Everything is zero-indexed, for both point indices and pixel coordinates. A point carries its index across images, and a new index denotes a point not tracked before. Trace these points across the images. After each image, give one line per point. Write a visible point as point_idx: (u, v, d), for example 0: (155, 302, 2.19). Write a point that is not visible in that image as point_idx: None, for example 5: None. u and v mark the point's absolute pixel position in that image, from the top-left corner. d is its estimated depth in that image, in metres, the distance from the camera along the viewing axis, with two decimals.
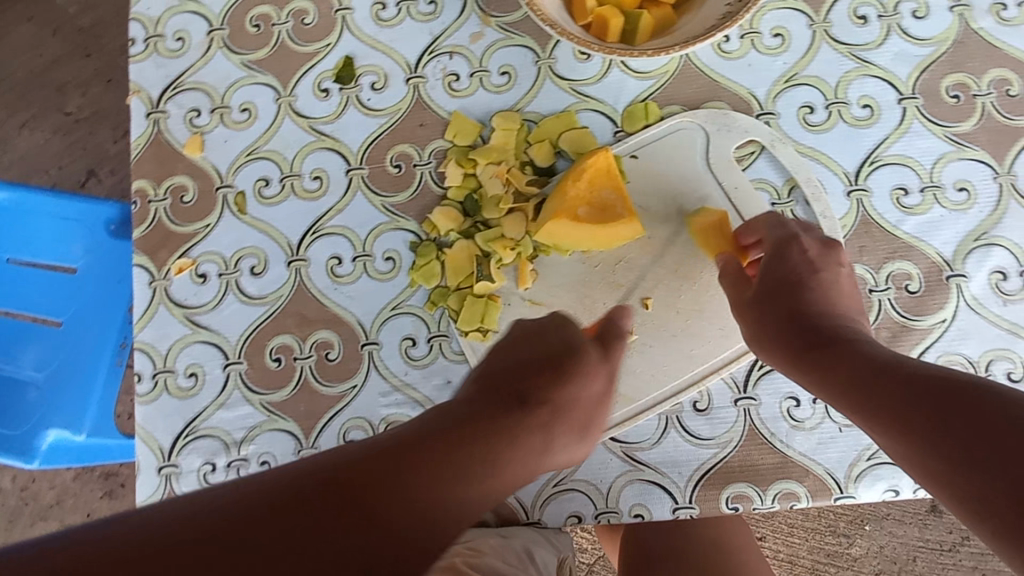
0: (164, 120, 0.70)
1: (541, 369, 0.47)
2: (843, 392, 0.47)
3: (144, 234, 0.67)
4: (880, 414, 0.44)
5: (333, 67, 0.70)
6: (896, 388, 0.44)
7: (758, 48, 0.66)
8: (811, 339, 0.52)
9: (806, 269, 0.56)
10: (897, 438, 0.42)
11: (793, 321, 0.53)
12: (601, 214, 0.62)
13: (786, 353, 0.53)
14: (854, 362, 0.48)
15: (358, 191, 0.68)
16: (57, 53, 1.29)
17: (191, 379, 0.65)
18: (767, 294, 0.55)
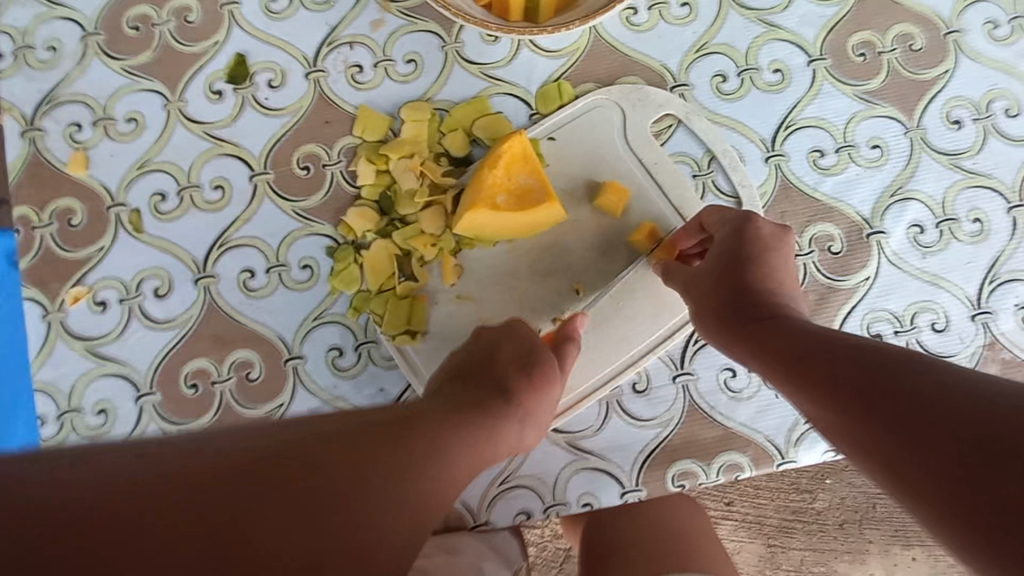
0: (42, 138, 0.63)
1: (492, 388, 0.45)
2: (777, 369, 0.45)
3: (31, 265, 0.62)
4: (819, 390, 0.41)
5: (225, 67, 0.65)
6: (835, 363, 0.40)
7: (667, 18, 0.64)
8: (749, 314, 0.49)
9: (756, 247, 0.52)
10: (840, 416, 0.39)
11: (732, 297, 0.50)
12: (520, 201, 0.60)
13: (723, 329, 0.50)
14: (789, 336, 0.45)
15: (265, 198, 0.64)
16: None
17: (101, 417, 0.60)
18: (715, 273, 0.52)
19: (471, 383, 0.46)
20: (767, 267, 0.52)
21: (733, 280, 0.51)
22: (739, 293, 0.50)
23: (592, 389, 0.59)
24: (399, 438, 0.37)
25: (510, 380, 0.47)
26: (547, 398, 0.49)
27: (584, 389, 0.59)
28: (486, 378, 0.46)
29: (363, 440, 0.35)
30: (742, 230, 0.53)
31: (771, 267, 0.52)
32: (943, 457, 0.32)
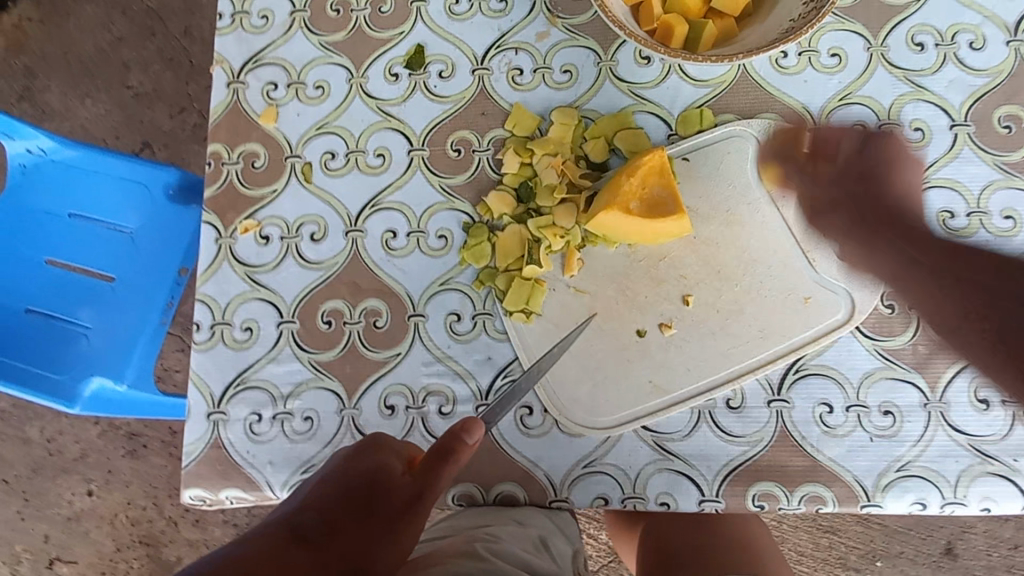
0: (243, 90, 0.74)
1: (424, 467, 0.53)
2: (904, 269, 0.54)
3: (215, 194, 0.72)
4: (923, 288, 0.52)
5: (404, 55, 0.74)
6: (943, 257, 0.52)
7: (815, 66, 0.68)
8: (871, 214, 0.57)
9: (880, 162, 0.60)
10: (942, 324, 0.51)
11: (840, 200, 0.59)
12: (650, 208, 0.64)
13: (849, 219, 0.58)
14: (894, 251, 0.55)
15: (418, 171, 0.71)
16: (158, 57, 1.44)
17: (246, 333, 0.68)
18: (840, 175, 0.60)
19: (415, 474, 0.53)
20: (885, 177, 0.60)
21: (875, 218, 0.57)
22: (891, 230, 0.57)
23: (687, 396, 0.62)
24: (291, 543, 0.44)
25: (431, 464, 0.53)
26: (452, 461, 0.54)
27: (680, 395, 0.62)
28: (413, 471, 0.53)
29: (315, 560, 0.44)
30: (861, 151, 0.61)
31: (885, 179, 0.60)
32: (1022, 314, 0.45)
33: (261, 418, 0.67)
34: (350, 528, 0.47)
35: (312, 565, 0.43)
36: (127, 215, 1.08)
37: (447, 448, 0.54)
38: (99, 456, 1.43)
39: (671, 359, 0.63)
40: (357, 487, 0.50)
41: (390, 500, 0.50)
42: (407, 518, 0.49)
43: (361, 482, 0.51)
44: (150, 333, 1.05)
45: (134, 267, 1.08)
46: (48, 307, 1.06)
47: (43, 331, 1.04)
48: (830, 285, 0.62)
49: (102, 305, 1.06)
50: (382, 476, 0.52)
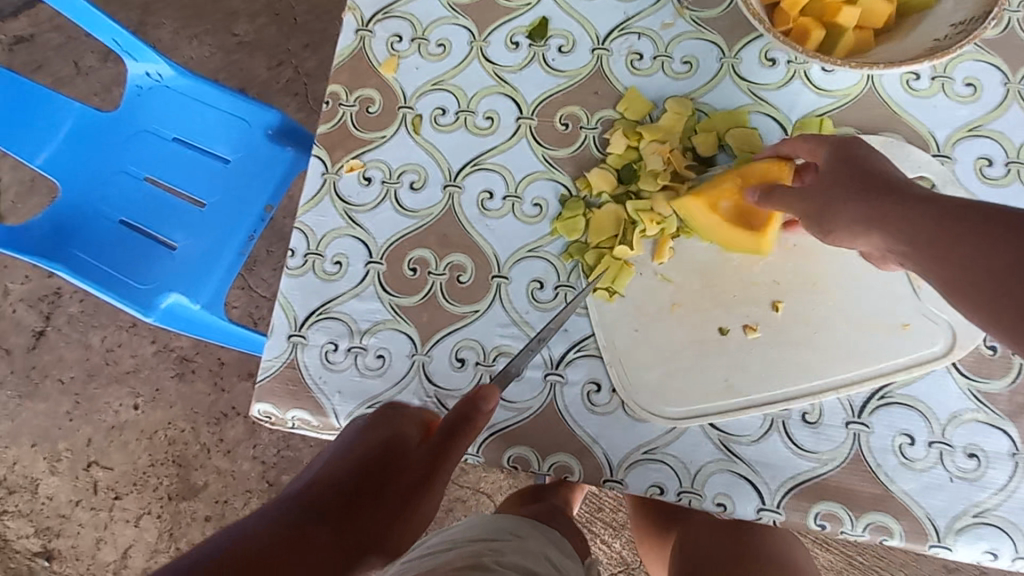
0: (369, 38, 0.77)
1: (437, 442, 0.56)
2: (900, 226, 0.47)
3: (328, 131, 0.75)
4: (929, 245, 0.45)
5: (528, 25, 0.75)
6: (915, 218, 0.46)
7: (948, 92, 0.66)
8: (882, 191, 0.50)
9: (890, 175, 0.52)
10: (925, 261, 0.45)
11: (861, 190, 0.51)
12: (738, 219, 0.62)
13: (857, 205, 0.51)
14: (916, 211, 0.47)
15: (523, 138, 0.72)
16: (269, 10, 1.52)
17: (336, 266, 0.71)
18: (841, 163, 0.54)
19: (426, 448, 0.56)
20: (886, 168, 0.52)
21: (880, 202, 0.49)
22: (871, 206, 0.50)
23: (762, 402, 0.61)
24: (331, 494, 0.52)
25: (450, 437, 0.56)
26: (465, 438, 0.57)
27: (754, 399, 0.61)
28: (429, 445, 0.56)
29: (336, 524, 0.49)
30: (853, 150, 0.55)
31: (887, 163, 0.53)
32: None
33: (337, 348, 0.69)
34: (364, 505, 0.52)
35: (333, 540, 0.48)
36: (225, 147, 1.14)
37: (467, 414, 0.56)
38: (148, 374, 1.50)
39: (751, 362, 0.62)
40: (373, 457, 0.54)
41: (406, 469, 0.54)
42: (425, 490, 0.54)
43: (376, 460, 0.54)
44: (228, 261, 1.10)
45: (223, 196, 1.13)
46: (141, 221, 1.12)
47: (133, 243, 1.11)
48: (935, 314, 0.60)
49: (187, 228, 1.12)
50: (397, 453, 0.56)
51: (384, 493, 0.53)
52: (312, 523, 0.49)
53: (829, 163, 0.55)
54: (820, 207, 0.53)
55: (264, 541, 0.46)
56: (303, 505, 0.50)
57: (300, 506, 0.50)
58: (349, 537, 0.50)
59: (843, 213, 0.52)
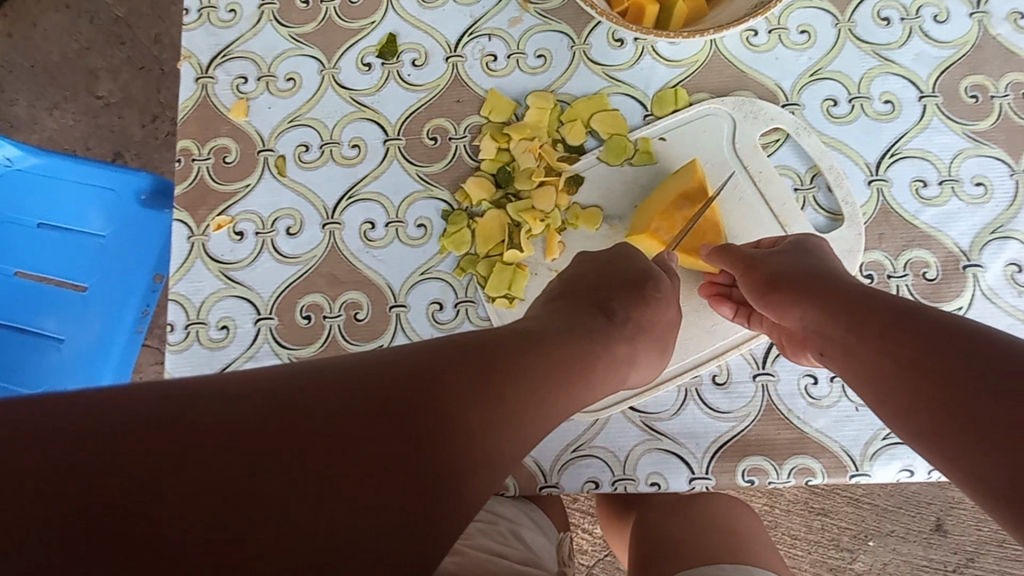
0: (212, 85, 0.72)
1: (627, 289, 0.53)
2: (827, 305, 0.51)
3: (186, 190, 0.70)
4: (852, 333, 0.48)
5: (377, 44, 0.73)
6: (851, 303, 0.49)
7: (785, 43, 0.69)
8: (806, 276, 0.54)
9: (820, 267, 0.55)
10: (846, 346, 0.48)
11: (794, 269, 0.56)
12: (669, 208, 0.63)
13: (790, 282, 0.55)
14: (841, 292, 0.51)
15: (394, 160, 0.70)
16: (128, 64, 1.41)
17: (222, 331, 0.67)
18: (780, 253, 0.58)
19: (576, 309, 0.50)
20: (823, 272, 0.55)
21: (817, 289, 0.52)
22: (808, 295, 0.53)
23: (674, 374, 0.62)
24: (441, 362, 0.36)
25: (607, 303, 0.52)
26: (667, 316, 0.55)
27: (666, 374, 0.62)
28: (587, 302, 0.52)
29: (454, 374, 0.35)
30: (804, 245, 0.59)
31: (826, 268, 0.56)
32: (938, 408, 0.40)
33: None
34: (494, 400, 0.36)
35: (457, 399, 0.34)
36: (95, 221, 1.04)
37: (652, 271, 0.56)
38: None
39: None
40: (568, 312, 0.50)
41: (577, 337, 0.47)
42: (600, 349, 0.48)
43: (562, 329, 0.47)
44: (121, 343, 1.00)
45: (105, 275, 1.03)
46: (19, 320, 1.02)
47: (16, 345, 1.01)
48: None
49: (71, 315, 1.02)
50: (597, 279, 0.55)
51: (550, 397, 0.41)
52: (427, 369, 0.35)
53: (779, 253, 0.58)
54: (762, 276, 0.57)
55: (384, 389, 0.32)
56: (456, 350, 0.37)
57: (429, 349, 0.37)
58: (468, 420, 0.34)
59: (782, 293, 0.55)
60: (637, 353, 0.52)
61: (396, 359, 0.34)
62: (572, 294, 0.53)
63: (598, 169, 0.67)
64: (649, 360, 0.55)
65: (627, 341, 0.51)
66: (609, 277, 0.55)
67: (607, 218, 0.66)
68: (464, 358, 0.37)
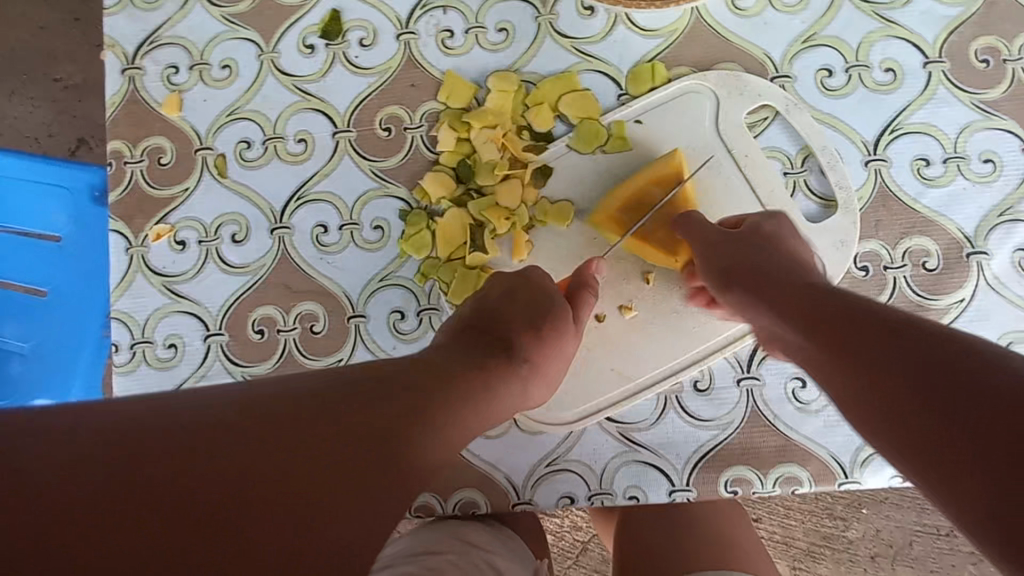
0: (140, 77, 0.65)
1: (532, 326, 0.48)
2: (788, 305, 0.45)
3: (120, 198, 0.64)
4: (813, 335, 0.42)
5: (319, 22, 0.65)
6: (813, 304, 0.43)
7: (775, 5, 0.61)
8: (765, 274, 0.48)
9: (785, 259, 0.49)
10: (808, 351, 0.42)
11: (753, 262, 0.50)
12: (637, 207, 0.58)
13: (749, 279, 0.49)
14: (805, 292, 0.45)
15: (345, 155, 0.64)
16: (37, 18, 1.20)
17: (170, 350, 0.62)
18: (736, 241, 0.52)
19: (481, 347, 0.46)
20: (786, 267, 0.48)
21: (779, 287, 0.47)
22: (778, 293, 0.46)
23: (653, 382, 0.58)
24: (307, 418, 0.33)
25: (518, 340, 0.47)
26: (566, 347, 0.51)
27: (644, 382, 0.58)
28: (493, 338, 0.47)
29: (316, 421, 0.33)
30: (761, 229, 0.52)
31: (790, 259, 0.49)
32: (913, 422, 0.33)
33: None
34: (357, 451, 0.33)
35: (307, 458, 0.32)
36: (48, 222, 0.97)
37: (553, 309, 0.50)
38: None
39: (633, 345, 0.58)
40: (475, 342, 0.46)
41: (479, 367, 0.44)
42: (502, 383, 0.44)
43: (458, 362, 0.43)
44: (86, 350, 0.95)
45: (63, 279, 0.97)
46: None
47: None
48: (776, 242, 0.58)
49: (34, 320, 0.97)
50: (498, 301, 0.50)
51: (443, 423, 0.38)
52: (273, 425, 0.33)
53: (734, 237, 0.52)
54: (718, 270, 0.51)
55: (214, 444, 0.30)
56: (298, 394, 0.34)
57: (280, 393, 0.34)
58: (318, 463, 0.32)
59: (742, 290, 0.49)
60: (536, 389, 0.49)
61: (204, 407, 0.32)
62: (473, 322, 0.48)
63: (568, 158, 0.61)
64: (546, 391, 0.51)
65: (525, 379, 0.47)
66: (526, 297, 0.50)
67: (578, 213, 0.61)
68: (333, 402, 0.35)
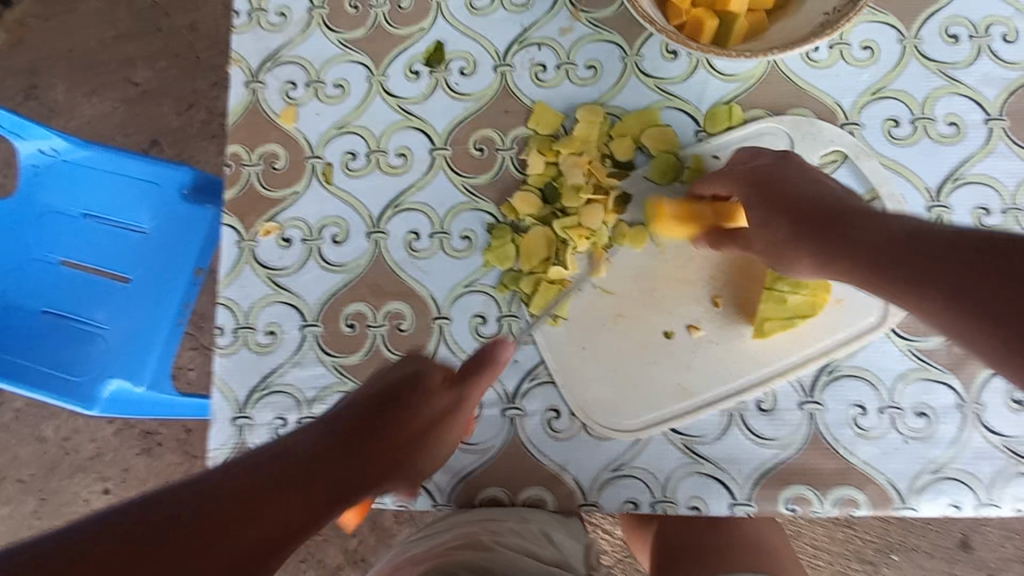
0: (261, 90, 0.73)
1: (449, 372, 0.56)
2: (873, 259, 0.48)
3: (235, 197, 0.71)
4: (858, 258, 0.49)
5: (424, 51, 0.72)
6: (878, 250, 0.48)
7: (846, 59, 0.67)
8: (818, 227, 0.51)
9: (817, 198, 0.53)
10: (856, 270, 0.49)
11: (811, 216, 0.52)
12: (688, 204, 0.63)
13: (815, 245, 0.51)
14: (870, 232, 0.49)
15: (441, 171, 0.70)
16: (130, 28, 1.32)
17: (270, 337, 0.68)
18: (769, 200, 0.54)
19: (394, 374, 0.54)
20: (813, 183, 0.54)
21: (790, 199, 0.53)
22: (827, 214, 0.52)
23: (718, 398, 0.62)
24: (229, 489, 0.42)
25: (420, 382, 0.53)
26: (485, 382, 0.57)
27: (710, 397, 0.62)
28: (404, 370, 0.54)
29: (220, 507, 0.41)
30: (757, 170, 0.56)
31: (789, 179, 0.55)
32: (964, 302, 0.42)
33: (287, 423, 0.66)
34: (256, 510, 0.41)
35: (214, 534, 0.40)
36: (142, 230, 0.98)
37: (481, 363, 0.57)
38: (115, 453, 1.23)
39: (700, 363, 0.62)
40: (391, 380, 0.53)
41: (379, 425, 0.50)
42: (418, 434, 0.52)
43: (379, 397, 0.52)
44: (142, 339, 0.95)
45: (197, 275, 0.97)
46: (49, 303, 0.96)
47: (40, 328, 0.95)
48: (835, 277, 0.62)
49: (35, 279, 0.97)
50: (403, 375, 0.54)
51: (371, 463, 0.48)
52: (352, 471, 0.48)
53: (757, 185, 0.55)
54: (779, 250, 0.55)
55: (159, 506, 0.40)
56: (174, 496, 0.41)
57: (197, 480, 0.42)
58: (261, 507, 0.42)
59: (817, 247, 0.51)
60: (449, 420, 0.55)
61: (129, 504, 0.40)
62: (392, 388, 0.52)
63: (645, 188, 0.66)
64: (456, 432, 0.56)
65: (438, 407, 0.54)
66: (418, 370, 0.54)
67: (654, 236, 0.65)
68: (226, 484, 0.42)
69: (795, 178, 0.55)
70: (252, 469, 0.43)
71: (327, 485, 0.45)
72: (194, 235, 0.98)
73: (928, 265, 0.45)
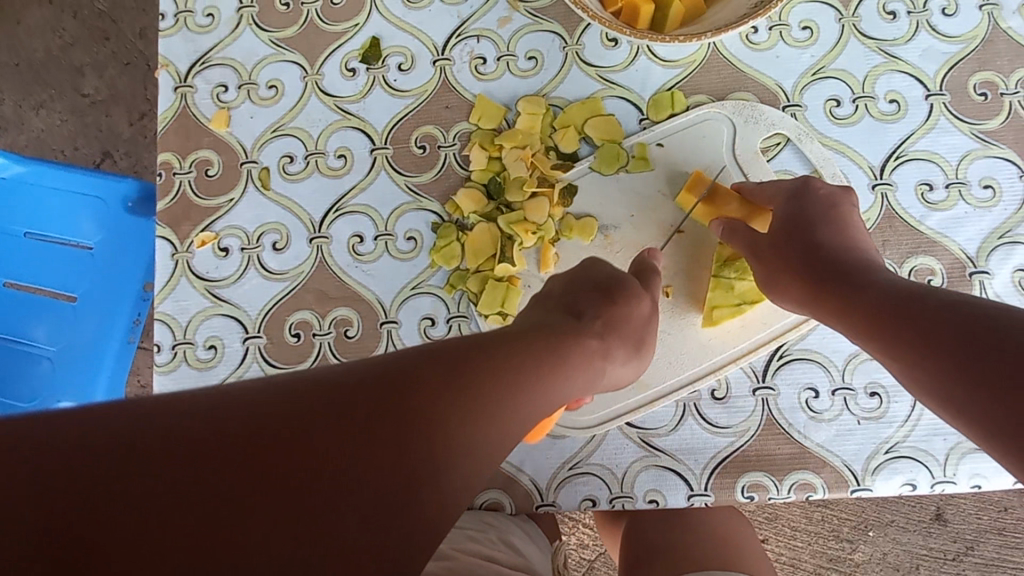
0: (191, 94, 0.70)
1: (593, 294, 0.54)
2: (870, 316, 0.47)
3: (168, 207, 0.68)
4: (857, 312, 0.49)
5: (360, 47, 0.70)
6: (873, 301, 0.48)
7: (786, 40, 0.66)
8: (824, 272, 0.53)
9: (819, 233, 0.55)
10: (855, 322, 0.49)
11: (812, 254, 0.54)
12: (713, 199, 0.62)
13: (806, 291, 0.54)
14: (875, 290, 0.48)
15: (382, 170, 0.68)
16: (77, 35, 1.27)
17: (210, 351, 0.65)
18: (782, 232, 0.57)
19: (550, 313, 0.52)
20: (830, 229, 0.56)
21: (810, 256, 0.54)
22: (825, 261, 0.54)
23: (671, 389, 0.61)
24: (407, 384, 0.35)
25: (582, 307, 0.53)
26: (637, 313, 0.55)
27: (664, 389, 0.61)
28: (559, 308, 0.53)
29: (373, 396, 0.33)
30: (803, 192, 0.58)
31: (832, 239, 0.55)
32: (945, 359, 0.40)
33: None
34: (381, 426, 0.32)
35: (357, 443, 0.31)
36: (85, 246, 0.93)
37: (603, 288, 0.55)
38: None
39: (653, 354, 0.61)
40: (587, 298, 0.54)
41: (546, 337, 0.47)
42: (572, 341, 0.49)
43: (558, 313, 0.52)
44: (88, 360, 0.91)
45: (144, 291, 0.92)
46: None
47: None
48: None
49: None
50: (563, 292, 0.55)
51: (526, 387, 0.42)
52: (341, 457, 0.30)
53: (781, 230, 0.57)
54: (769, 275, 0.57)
55: (321, 390, 0.33)
56: (353, 373, 0.35)
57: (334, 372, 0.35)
58: (426, 425, 0.34)
59: (831, 295, 0.52)
60: (610, 350, 0.52)
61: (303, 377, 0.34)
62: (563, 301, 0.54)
63: (590, 179, 0.65)
64: (622, 359, 0.54)
65: (599, 337, 0.51)
66: (591, 281, 0.55)
67: (601, 228, 0.64)
68: (402, 379, 0.35)
69: (793, 208, 0.58)
70: (442, 366, 0.38)
71: (480, 419, 0.37)
72: (141, 248, 0.93)
73: (924, 326, 0.43)
